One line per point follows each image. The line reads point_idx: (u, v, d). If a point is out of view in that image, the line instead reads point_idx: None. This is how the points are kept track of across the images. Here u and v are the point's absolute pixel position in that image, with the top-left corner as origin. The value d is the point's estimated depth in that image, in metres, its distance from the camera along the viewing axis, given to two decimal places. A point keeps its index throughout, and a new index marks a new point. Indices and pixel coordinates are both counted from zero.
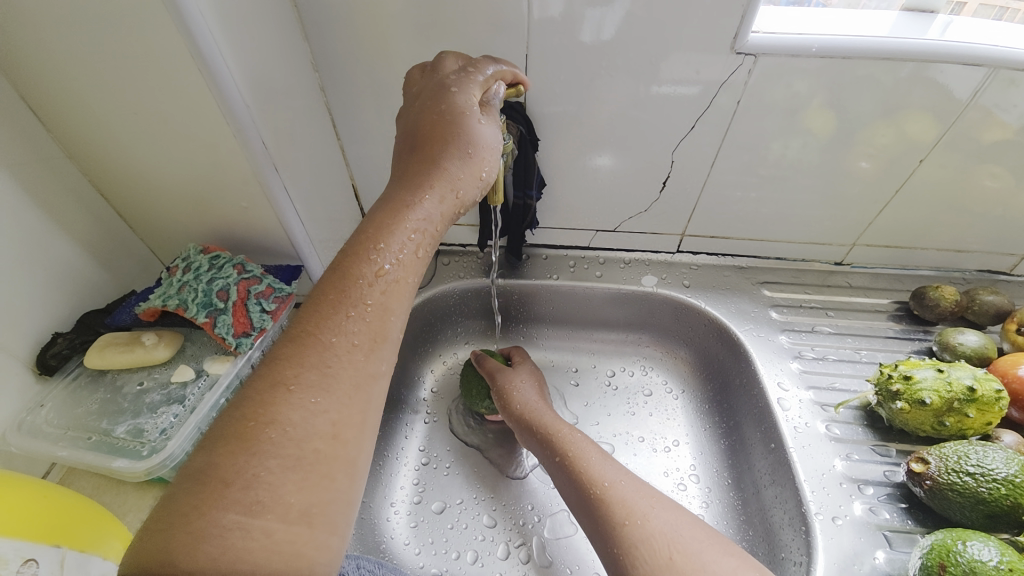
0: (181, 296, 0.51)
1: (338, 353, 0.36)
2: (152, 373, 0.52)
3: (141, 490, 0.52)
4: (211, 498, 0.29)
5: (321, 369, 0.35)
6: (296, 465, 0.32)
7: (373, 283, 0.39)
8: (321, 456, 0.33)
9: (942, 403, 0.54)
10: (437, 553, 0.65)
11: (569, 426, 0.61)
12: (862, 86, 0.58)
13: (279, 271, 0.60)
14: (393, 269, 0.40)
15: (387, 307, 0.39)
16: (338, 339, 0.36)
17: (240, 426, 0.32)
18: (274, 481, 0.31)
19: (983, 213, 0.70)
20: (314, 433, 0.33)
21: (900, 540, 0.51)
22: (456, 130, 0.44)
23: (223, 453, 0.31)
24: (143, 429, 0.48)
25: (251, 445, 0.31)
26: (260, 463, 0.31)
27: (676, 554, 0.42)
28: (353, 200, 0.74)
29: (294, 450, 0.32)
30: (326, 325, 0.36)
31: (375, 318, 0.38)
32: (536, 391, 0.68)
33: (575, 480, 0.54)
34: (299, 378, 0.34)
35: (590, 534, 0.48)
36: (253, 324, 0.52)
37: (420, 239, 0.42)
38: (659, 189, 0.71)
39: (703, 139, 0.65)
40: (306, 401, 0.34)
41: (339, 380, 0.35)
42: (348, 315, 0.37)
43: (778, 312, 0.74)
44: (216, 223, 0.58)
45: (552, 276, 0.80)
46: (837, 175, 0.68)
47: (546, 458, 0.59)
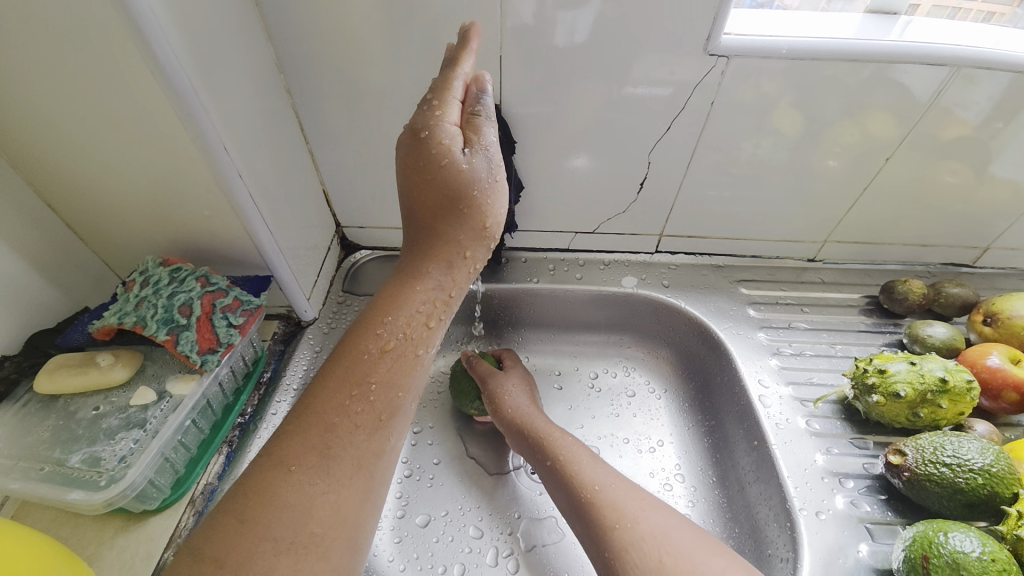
0: (140, 313, 0.47)
1: (340, 434, 0.40)
2: (109, 396, 0.48)
3: (100, 522, 0.48)
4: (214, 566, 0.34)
5: (322, 455, 0.39)
6: (289, 548, 0.36)
7: (376, 379, 0.43)
8: (319, 538, 0.37)
9: (916, 396, 0.55)
10: (423, 568, 0.63)
11: (560, 431, 0.60)
12: (827, 87, 0.60)
13: (247, 283, 0.57)
14: (397, 343, 0.44)
15: (392, 381, 0.43)
16: (340, 421, 0.41)
17: (243, 507, 0.37)
18: (269, 563, 0.35)
19: (946, 207, 0.72)
20: (312, 520, 0.38)
21: (881, 531, 0.52)
22: (446, 189, 0.44)
23: (220, 532, 0.35)
24: (100, 458, 0.44)
25: (250, 527, 0.36)
26: (255, 546, 0.35)
27: (665, 557, 0.42)
28: (325, 206, 0.71)
29: (290, 535, 0.36)
30: (329, 403, 0.41)
31: (379, 397, 0.43)
32: (529, 395, 0.67)
33: (566, 484, 0.53)
34: (302, 461, 0.39)
35: (584, 541, 0.48)
36: (220, 340, 0.49)
37: (428, 311, 0.46)
38: (636, 191, 0.71)
39: (678, 140, 0.65)
40: (303, 482, 0.38)
41: (339, 462, 0.40)
42: (352, 396, 0.42)
43: (756, 310, 0.75)
44: (178, 233, 0.55)
45: (532, 279, 0.79)
46: (808, 174, 0.69)
47: (538, 462, 0.58)
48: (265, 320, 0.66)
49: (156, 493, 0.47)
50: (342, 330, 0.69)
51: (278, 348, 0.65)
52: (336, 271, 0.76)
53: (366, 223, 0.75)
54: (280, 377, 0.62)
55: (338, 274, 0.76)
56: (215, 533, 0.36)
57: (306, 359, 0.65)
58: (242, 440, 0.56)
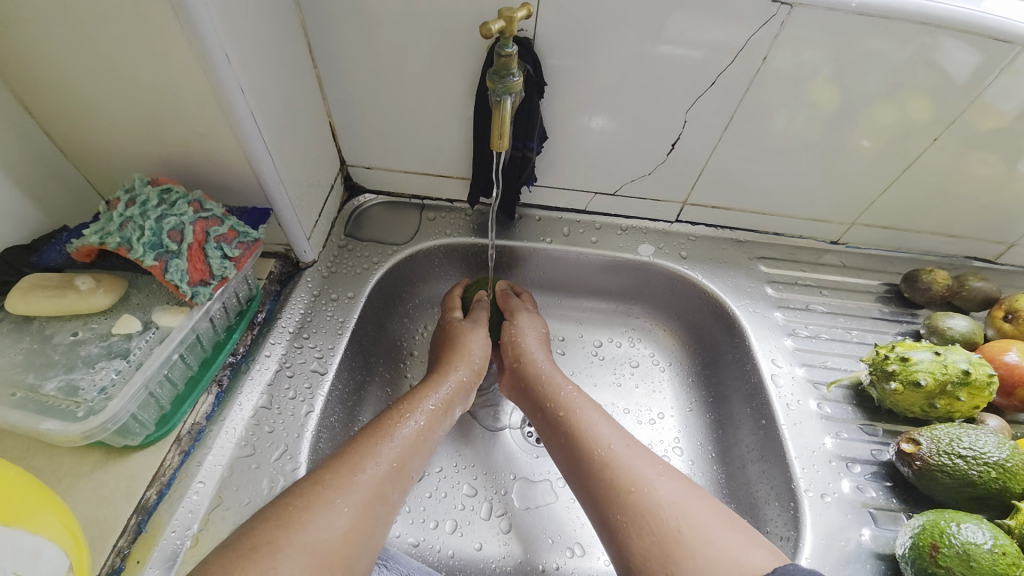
0: (123, 233, 0.42)
1: (363, 463, 0.47)
2: (88, 322, 0.45)
3: (79, 454, 0.45)
4: (244, 559, 0.37)
5: (349, 477, 0.45)
6: (309, 548, 0.39)
7: (396, 441, 0.50)
8: (333, 552, 0.40)
9: (936, 386, 0.53)
10: (414, 522, 0.61)
11: (574, 388, 0.58)
12: (870, 61, 0.55)
13: (244, 214, 0.53)
14: (418, 414, 0.54)
15: (412, 442, 0.51)
16: (365, 458, 0.47)
17: (277, 510, 0.41)
18: (292, 556, 0.38)
19: (977, 199, 0.69)
20: (331, 531, 0.41)
21: (884, 517, 0.51)
22: (458, 332, 0.65)
23: (264, 525, 0.40)
24: (77, 387, 0.41)
25: (285, 523, 0.40)
26: (285, 539, 0.39)
27: (684, 527, 0.41)
28: (330, 140, 0.65)
29: (313, 541, 0.40)
30: (359, 448, 0.48)
31: (400, 449, 0.50)
32: (543, 346, 0.64)
33: (576, 440, 0.52)
34: (332, 482, 0.44)
35: (591, 498, 0.48)
36: (214, 272, 0.46)
37: (446, 402, 0.57)
38: (666, 152, 0.67)
39: (718, 99, 0.60)
40: (332, 501, 0.43)
41: (362, 483, 0.45)
42: (376, 442, 0.49)
43: (774, 289, 0.72)
44: (168, 151, 0.50)
45: (545, 239, 0.75)
46: (837, 154, 0.65)
47: (544, 412, 0.57)
48: (260, 258, 0.62)
49: (138, 428, 0.45)
50: (342, 276, 0.65)
51: (274, 289, 0.61)
52: (338, 214, 0.71)
53: (373, 163, 0.70)
54: (275, 318, 0.59)
55: (340, 217, 0.71)
56: (249, 536, 0.39)
57: (302, 303, 0.61)
58: (232, 381, 0.53)
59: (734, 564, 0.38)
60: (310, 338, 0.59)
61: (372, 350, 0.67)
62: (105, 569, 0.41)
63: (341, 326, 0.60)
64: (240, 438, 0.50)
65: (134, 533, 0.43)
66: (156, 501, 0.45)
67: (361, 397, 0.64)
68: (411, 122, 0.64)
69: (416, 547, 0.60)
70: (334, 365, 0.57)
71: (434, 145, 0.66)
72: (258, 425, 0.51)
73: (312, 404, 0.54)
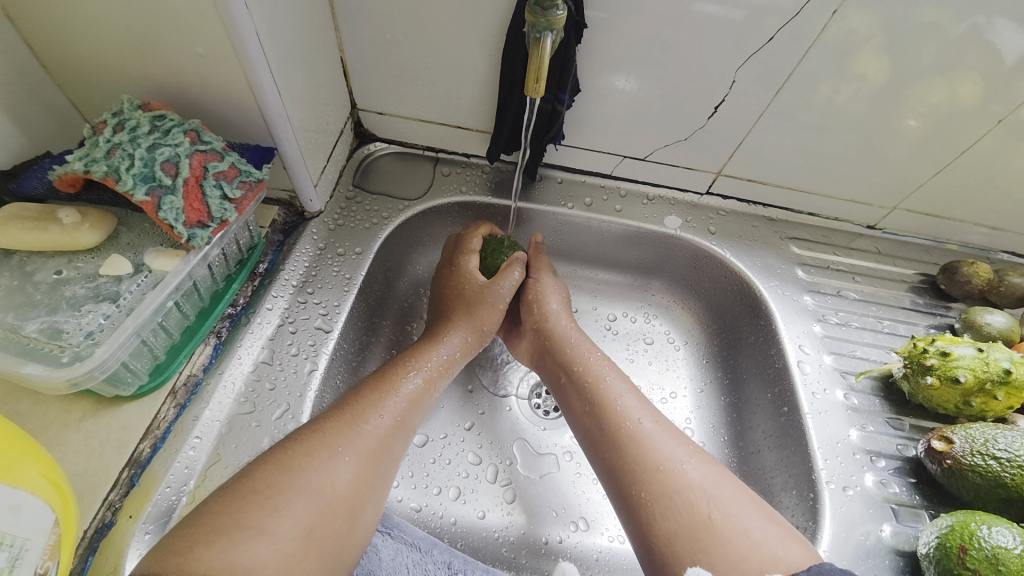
0: (111, 162, 0.38)
1: (364, 413, 0.45)
2: (74, 260, 0.41)
3: (66, 402, 0.42)
4: (246, 503, 0.36)
5: (350, 425, 0.43)
6: (310, 495, 0.38)
7: (398, 395, 0.48)
8: (335, 503, 0.39)
9: (975, 383, 0.51)
10: (417, 487, 0.60)
11: (602, 355, 0.57)
12: (927, 33, 0.49)
13: (246, 151, 0.48)
14: (423, 370, 0.51)
15: (417, 397, 0.49)
16: (366, 409, 0.45)
17: (278, 453, 0.40)
18: (295, 505, 0.37)
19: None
20: (333, 482, 0.40)
21: (906, 514, 0.51)
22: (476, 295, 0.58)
23: (263, 469, 0.39)
24: (62, 330, 0.37)
25: (285, 469, 0.39)
26: (285, 483, 0.38)
27: (715, 513, 0.41)
28: (341, 78, 0.59)
29: (314, 488, 0.39)
30: (361, 397, 0.46)
31: (404, 402, 0.48)
32: (567, 311, 0.62)
33: (601, 410, 0.51)
34: (333, 431, 0.42)
35: (613, 468, 0.48)
36: (212, 214, 0.41)
37: (452, 360, 0.55)
38: (707, 116, 0.60)
39: (773, 60, 0.53)
40: (333, 449, 0.41)
41: (364, 434, 0.43)
42: (377, 393, 0.47)
43: (805, 271, 0.68)
44: (164, 75, 0.44)
45: (566, 203, 0.70)
46: (878, 134, 0.59)
47: (566, 380, 0.56)
48: (263, 204, 0.57)
49: (130, 377, 0.41)
50: (350, 229, 0.61)
51: (276, 239, 0.57)
52: (347, 163, 0.66)
53: (386, 109, 0.64)
54: (278, 270, 0.55)
55: (348, 166, 0.66)
56: (247, 478, 0.38)
57: (307, 255, 0.57)
58: (232, 333, 0.49)
59: (768, 558, 0.38)
60: (315, 293, 0.55)
61: (376, 311, 0.63)
62: (94, 523, 0.39)
63: (348, 283, 0.57)
64: (240, 394, 0.47)
65: (126, 487, 0.40)
66: (150, 455, 0.42)
67: (365, 357, 0.61)
68: (431, 63, 0.57)
69: (417, 512, 0.58)
70: (340, 323, 0.54)
71: (454, 91, 0.60)
72: (259, 381, 0.48)
73: (317, 362, 0.51)
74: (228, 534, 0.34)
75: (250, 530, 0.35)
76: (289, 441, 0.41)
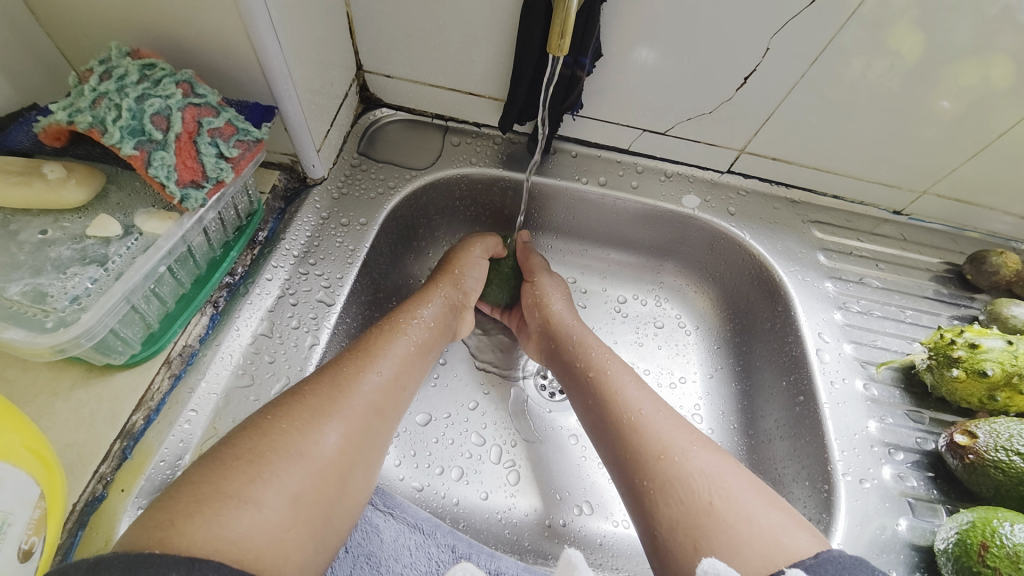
0: (96, 113, 0.35)
1: (348, 373, 0.43)
2: (60, 220, 0.38)
3: (56, 370, 0.40)
4: (225, 471, 0.34)
5: (334, 386, 0.42)
6: (294, 456, 0.37)
7: (386, 356, 0.47)
8: (323, 465, 0.38)
9: (1002, 377, 0.49)
10: (419, 466, 0.58)
11: (602, 344, 0.57)
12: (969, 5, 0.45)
13: (244, 109, 0.44)
14: (408, 334, 0.50)
15: (404, 359, 0.48)
16: (350, 370, 0.44)
17: (257, 420, 0.38)
18: (279, 469, 0.36)
19: None
20: (318, 442, 0.38)
21: (922, 508, 0.49)
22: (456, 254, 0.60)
23: (241, 436, 0.37)
24: (46, 294, 0.35)
25: (265, 433, 0.37)
26: (268, 447, 0.36)
27: (716, 500, 0.40)
28: (346, 35, 0.55)
29: (299, 449, 0.37)
30: (345, 359, 0.45)
31: (390, 362, 0.47)
32: (570, 311, 0.61)
33: (602, 400, 0.50)
34: (316, 393, 0.41)
35: (613, 462, 0.47)
36: (207, 173, 0.38)
37: (435, 325, 0.54)
38: (736, 88, 0.56)
39: (805, 29, 0.49)
40: (319, 412, 0.40)
41: (348, 393, 0.42)
42: (362, 354, 0.46)
43: (827, 257, 0.65)
44: (156, 21, 0.41)
45: (581, 178, 0.66)
46: (909, 115, 0.55)
47: (573, 371, 0.55)
48: (263, 169, 0.54)
49: (121, 346, 0.39)
50: (354, 198, 0.58)
51: (277, 206, 0.54)
52: (352, 128, 0.63)
53: (394, 72, 0.60)
54: (278, 238, 0.52)
55: (353, 132, 0.63)
56: (229, 445, 0.36)
57: (310, 225, 0.54)
58: (230, 303, 0.47)
59: (772, 545, 0.37)
60: (316, 265, 0.52)
61: (382, 285, 0.61)
62: (85, 495, 0.37)
63: (352, 255, 0.54)
64: (238, 366, 0.45)
65: (119, 459, 0.39)
66: (143, 427, 0.40)
67: None
68: (441, 21, 0.53)
69: (420, 491, 0.57)
70: (343, 297, 0.52)
71: (466, 54, 0.56)
72: (258, 354, 0.46)
73: (318, 336, 0.49)
74: (212, 505, 0.32)
75: (234, 500, 0.33)
76: (268, 407, 0.40)
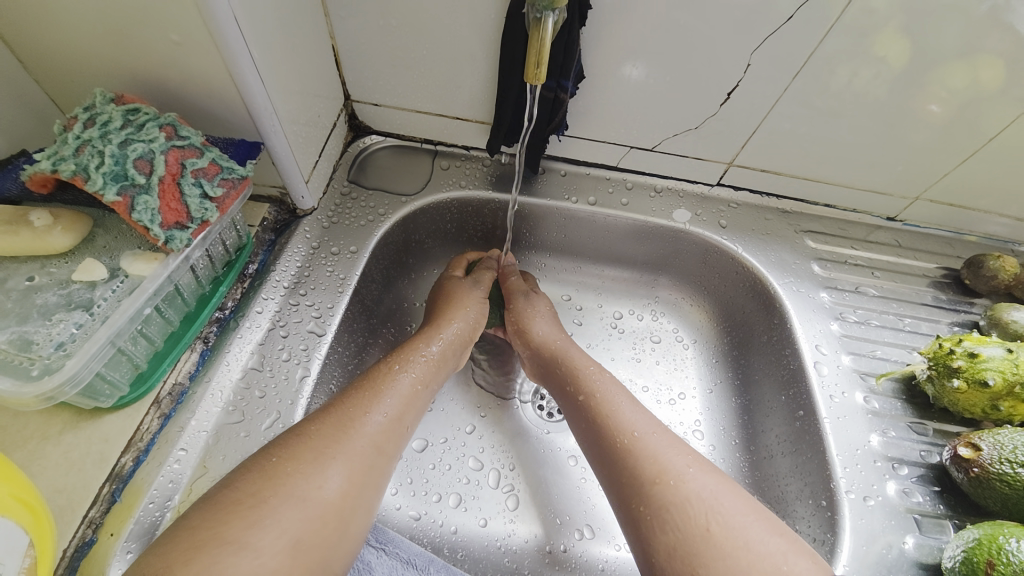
0: (80, 160, 0.35)
1: (353, 413, 0.43)
2: (47, 266, 0.39)
3: (46, 414, 0.40)
4: (227, 515, 0.34)
5: (339, 428, 0.41)
6: (296, 501, 0.36)
7: (390, 394, 0.46)
8: (326, 510, 0.37)
9: (1004, 386, 0.48)
10: (416, 494, 0.58)
11: (598, 364, 0.56)
12: (953, 11, 0.45)
13: (230, 147, 0.45)
14: (414, 372, 0.50)
15: (409, 396, 0.47)
16: (355, 410, 0.43)
17: (261, 461, 0.38)
18: (280, 514, 0.35)
19: None
20: (322, 488, 0.38)
21: (930, 525, 0.48)
22: (458, 290, 0.60)
23: (244, 480, 0.36)
24: (32, 341, 0.35)
25: (268, 476, 0.37)
26: (270, 490, 0.36)
27: (714, 526, 0.39)
28: (332, 67, 0.56)
29: (301, 493, 0.37)
30: (350, 398, 0.44)
31: (395, 401, 0.46)
32: (556, 330, 0.61)
33: (599, 422, 0.50)
34: (320, 434, 0.40)
35: (613, 489, 0.46)
36: (191, 214, 0.39)
37: (440, 361, 0.53)
38: (720, 103, 0.56)
39: (787, 42, 0.50)
40: (322, 453, 0.39)
41: (353, 435, 0.41)
42: (367, 393, 0.45)
43: (821, 266, 0.65)
44: (142, 66, 0.42)
45: (570, 197, 0.67)
46: (897, 121, 0.55)
47: (569, 393, 0.54)
48: (252, 202, 0.55)
49: (108, 388, 0.40)
50: (344, 227, 0.58)
51: (267, 238, 0.54)
52: (341, 156, 0.64)
53: (381, 100, 0.61)
54: (268, 271, 0.52)
55: (343, 160, 0.63)
56: (231, 489, 0.36)
57: (300, 255, 0.55)
58: (220, 338, 0.47)
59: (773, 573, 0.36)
60: (306, 295, 0.52)
61: (373, 311, 0.61)
62: (75, 541, 0.37)
63: (342, 284, 0.54)
64: (228, 402, 0.45)
65: (108, 502, 0.39)
66: (133, 468, 0.40)
67: (362, 360, 0.59)
68: (426, 49, 0.54)
69: (416, 520, 0.56)
70: (333, 327, 0.52)
71: (452, 80, 0.57)
72: (248, 389, 0.46)
73: (309, 368, 0.49)
74: (209, 551, 0.32)
75: (231, 546, 0.33)
76: (271, 447, 0.39)
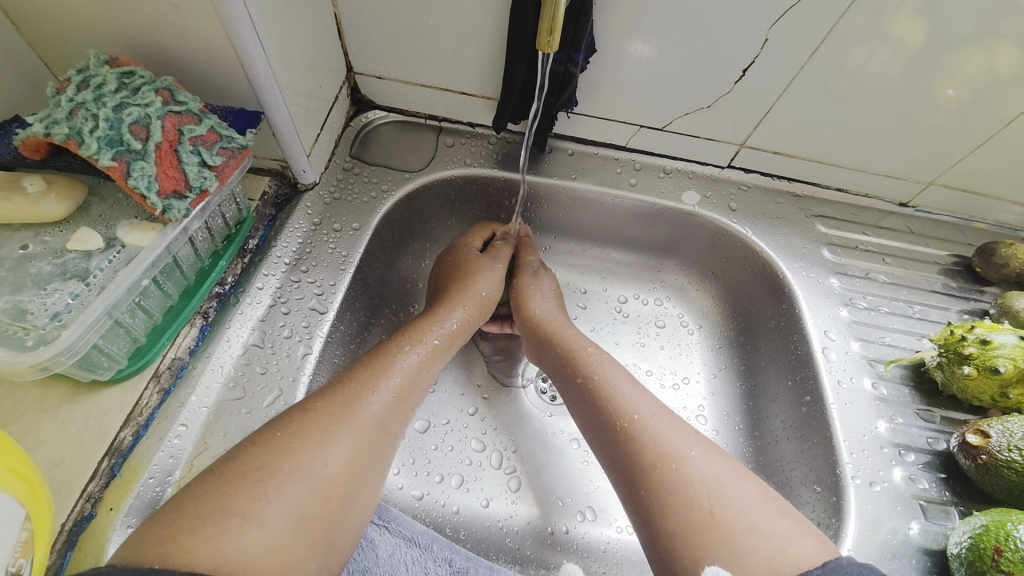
0: (73, 123, 0.34)
1: (359, 391, 0.42)
2: (40, 234, 0.37)
3: (43, 386, 0.40)
4: (233, 487, 0.34)
5: (344, 405, 0.41)
6: (298, 477, 0.36)
7: (395, 372, 0.45)
8: (332, 486, 0.37)
9: (1015, 374, 0.47)
10: (418, 474, 0.57)
11: (594, 344, 0.55)
12: None
13: (229, 116, 0.43)
14: (420, 354, 0.49)
15: (413, 377, 0.47)
16: (360, 390, 0.42)
17: (266, 435, 0.37)
18: (286, 488, 0.35)
19: None
20: (328, 467, 0.37)
21: (934, 511, 0.48)
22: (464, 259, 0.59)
23: (248, 452, 0.36)
24: (26, 311, 0.34)
25: (271, 449, 0.36)
26: (275, 463, 0.35)
27: (716, 509, 0.39)
28: (334, 37, 0.54)
29: (306, 469, 0.36)
30: (354, 377, 0.43)
31: (399, 382, 0.45)
32: (555, 306, 0.60)
33: (599, 405, 0.49)
34: (325, 410, 0.40)
35: (615, 469, 0.45)
36: (190, 182, 0.37)
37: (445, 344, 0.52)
38: (733, 82, 0.55)
39: (803, 20, 0.48)
40: (326, 429, 0.39)
41: (357, 412, 0.41)
42: (373, 371, 0.44)
43: (832, 252, 0.64)
44: (136, 28, 0.40)
45: (576, 176, 0.65)
46: (912, 104, 0.54)
47: (567, 374, 0.53)
48: (252, 175, 0.53)
49: (106, 361, 0.39)
50: (346, 203, 0.57)
51: (268, 213, 0.53)
52: (344, 131, 0.62)
53: (384, 73, 0.59)
54: (269, 247, 0.51)
55: (345, 135, 0.62)
56: (234, 462, 0.35)
57: (301, 231, 0.53)
58: (220, 314, 0.47)
59: (778, 554, 0.36)
60: (308, 272, 0.51)
61: (376, 291, 0.60)
62: (73, 515, 0.36)
63: (344, 261, 0.53)
64: (229, 378, 0.44)
65: (107, 477, 0.38)
66: (132, 443, 0.40)
67: (365, 340, 0.58)
68: (428, 21, 0.52)
69: (419, 500, 0.56)
70: (336, 305, 0.51)
71: (456, 54, 0.55)
72: (249, 365, 0.45)
73: (310, 345, 0.48)
74: (215, 520, 0.32)
75: (237, 518, 0.32)
76: (275, 421, 0.39)
